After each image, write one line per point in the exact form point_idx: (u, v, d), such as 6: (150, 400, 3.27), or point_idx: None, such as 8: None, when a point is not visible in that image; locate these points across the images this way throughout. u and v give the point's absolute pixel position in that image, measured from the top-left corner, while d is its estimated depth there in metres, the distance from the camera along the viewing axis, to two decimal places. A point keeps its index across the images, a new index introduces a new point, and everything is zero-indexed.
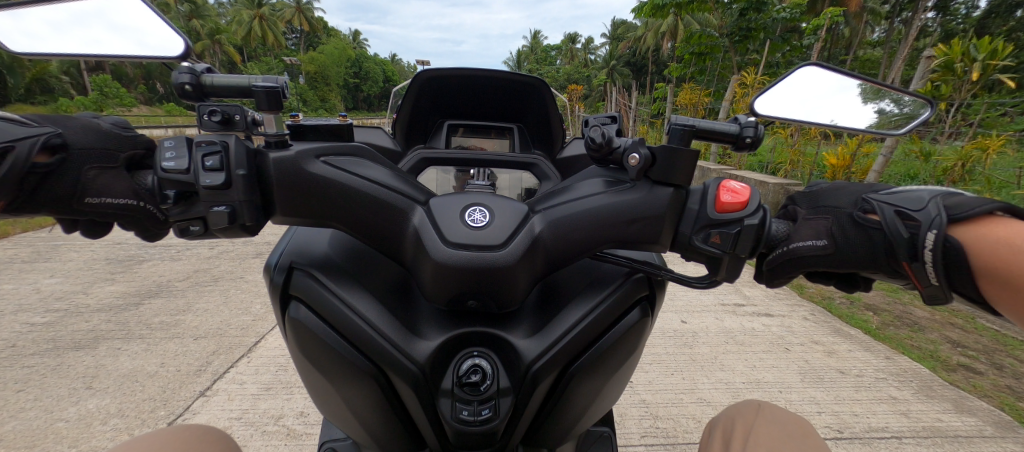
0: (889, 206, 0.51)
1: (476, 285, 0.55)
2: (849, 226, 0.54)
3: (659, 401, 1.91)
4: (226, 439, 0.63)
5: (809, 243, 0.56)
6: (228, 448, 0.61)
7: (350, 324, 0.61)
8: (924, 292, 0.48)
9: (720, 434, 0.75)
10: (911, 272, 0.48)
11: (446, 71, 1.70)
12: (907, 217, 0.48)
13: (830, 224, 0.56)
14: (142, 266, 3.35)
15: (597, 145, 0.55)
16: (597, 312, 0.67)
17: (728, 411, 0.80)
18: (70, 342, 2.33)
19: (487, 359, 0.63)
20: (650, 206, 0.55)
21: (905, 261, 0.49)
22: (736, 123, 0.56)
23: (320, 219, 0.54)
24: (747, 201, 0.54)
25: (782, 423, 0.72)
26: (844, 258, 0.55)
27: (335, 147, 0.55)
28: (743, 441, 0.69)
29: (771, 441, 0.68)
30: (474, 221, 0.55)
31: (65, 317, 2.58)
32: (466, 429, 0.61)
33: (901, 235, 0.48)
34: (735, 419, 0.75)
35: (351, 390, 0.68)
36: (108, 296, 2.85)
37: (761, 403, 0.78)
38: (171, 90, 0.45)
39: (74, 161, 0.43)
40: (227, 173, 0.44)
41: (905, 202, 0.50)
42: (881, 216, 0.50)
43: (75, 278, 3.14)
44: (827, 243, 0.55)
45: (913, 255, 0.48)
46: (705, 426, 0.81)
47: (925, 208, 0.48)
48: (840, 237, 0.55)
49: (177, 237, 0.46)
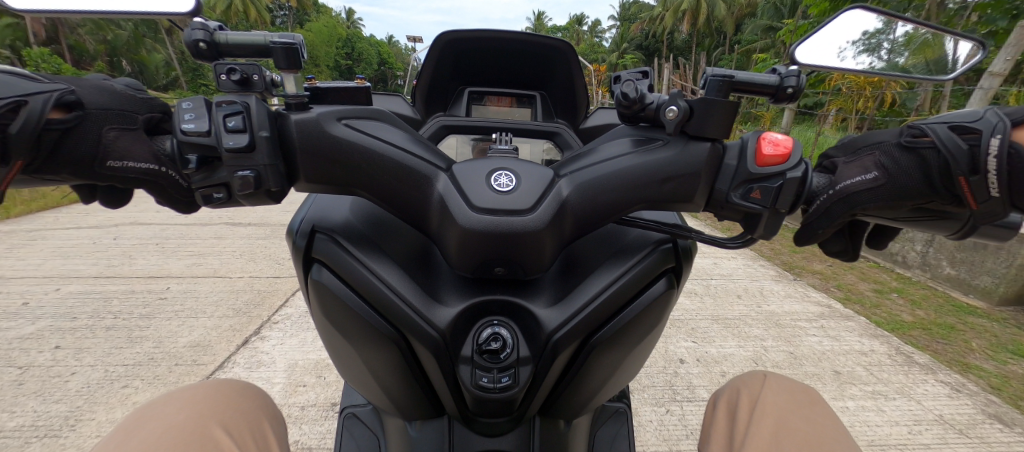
0: (941, 124, 0.48)
1: (501, 251, 0.54)
2: (899, 153, 0.52)
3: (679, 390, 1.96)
4: (236, 394, 0.63)
5: (858, 179, 0.53)
6: (239, 403, 0.61)
7: (373, 289, 0.61)
8: (981, 214, 0.45)
9: (724, 402, 0.73)
10: (968, 190, 0.45)
11: (467, 33, 1.65)
12: (966, 130, 0.46)
13: (878, 157, 0.54)
14: (174, 259, 3.47)
15: (629, 101, 0.52)
16: (622, 282, 0.65)
17: (733, 382, 0.77)
18: (114, 335, 2.44)
19: (507, 328, 0.62)
20: (685, 162, 0.52)
21: (962, 179, 0.45)
22: (776, 74, 0.51)
23: (342, 184, 0.53)
24: (790, 153, 0.50)
25: (790, 393, 0.69)
26: (897, 188, 0.51)
27: (356, 109, 0.53)
28: (750, 408, 0.68)
29: (779, 408, 0.67)
30: (500, 185, 0.53)
31: (120, 303, 2.76)
32: (485, 395, 0.61)
33: (960, 148, 0.45)
34: (740, 387, 0.73)
35: (373, 354, 0.69)
36: (145, 289, 2.97)
37: (767, 373, 0.75)
38: (184, 48, 0.43)
39: (92, 120, 0.42)
40: (250, 135, 0.42)
41: (959, 118, 0.47)
42: (934, 135, 0.48)
43: (125, 263, 3.32)
44: (877, 175, 0.52)
45: (973, 168, 0.45)
46: (709, 399, 0.79)
47: (983, 117, 0.45)
48: (891, 167, 0.52)
49: (201, 204, 0.45)
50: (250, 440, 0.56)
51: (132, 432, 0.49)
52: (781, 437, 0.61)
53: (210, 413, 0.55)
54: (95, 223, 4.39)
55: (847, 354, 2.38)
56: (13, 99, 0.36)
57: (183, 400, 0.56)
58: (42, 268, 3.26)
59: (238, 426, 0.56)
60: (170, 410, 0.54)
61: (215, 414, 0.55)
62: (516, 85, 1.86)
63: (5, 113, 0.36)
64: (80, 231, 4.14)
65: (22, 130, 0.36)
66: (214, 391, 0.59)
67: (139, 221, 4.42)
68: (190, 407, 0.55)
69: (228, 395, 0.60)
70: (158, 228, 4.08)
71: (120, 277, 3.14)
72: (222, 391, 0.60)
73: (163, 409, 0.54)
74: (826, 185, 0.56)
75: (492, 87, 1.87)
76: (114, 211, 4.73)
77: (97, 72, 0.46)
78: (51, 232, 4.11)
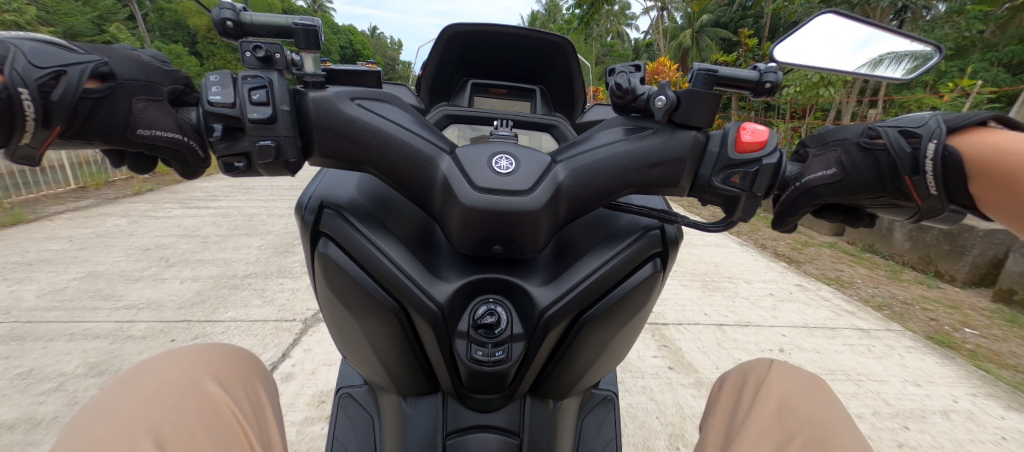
0: (891, 128, 0.52)
1: (499, 228, 0.57)
2: (856, 152, 0.55)
3: (673, 387, 2.06)
4: (237, 353, 0.66)
5: (820, 174, 0.57)
6: (238, 364, 0.64)
7: (376, 262, 0.64)
8: (924, 207, 0.50)
9: (731, 383, 0.78)
10: (912, 187, 0.50)
11: (470, 27, 1.71)
12: (910, 134, 0.51)
13: (839, 155, 0.57)
14: (167, 258, 3.47)
15: (622, 91, 0.56)
16: (612, 264, 0.69)
17: (740, 366, 0.81)
18: (112, 327, 2.45)
19: (501, 306, 0.66)
20: (672, 149, 0.56)
21: (906, 177, 0.50)
22: (756, 70, 0.55)
23: (354, 162, 0.57)
24: (766, 142, 0.55)
25: (795, 377, 0.73)
26: (854, 186, 0.55)
27: (367, 91, 0.57)
28: (756, 390, 0.72)
29: (784, 391, 0.70)
30: (501, 167, 0.57)
31: (121, 298, 2.78)
32: (480, 368, 0.65)
33: (903, 152, 0.50)
34: (749, 370, 0.77)
35: (374, 327, 0.72)
36: (138, 285, 2.97)
37: (773, 360, 0.79)
38: (213, 26, 0.46)
39: (122, 91, 0.45)
40: (273, 108, 0.46)
41: (906, 122, 0.51)
42: (886, 138, 0.51)
43: (128, 262, 3.36)
44: (836, 172, 0.56)
45: (914, 169, 0.50)
46: (714, 381, 0.83)
47: (926, 123, 0.50)
48: (848, 165, 0.55)
49: (222, 173, 0.49)
50: (243, 396, 0.60)
51: (128, 385, 0.51)
52: (783, 418, 0.66)
53: (204, 369, 0.58)
54: (89, 222, 4.38)
55: (838, 347, 2.39)
56: (53, 69, 0.39)
57: (177, 357, 0.58)
58: (45, 265, 3.29)
59: (232, 382, 0.60)
60: (165, 366, 0.56)
61: (211, 370, 0.58)
62: (517, 78, 1.90)
63: (46, 82, 0.39)
64: (71, 230, 4.13)
65: (62, 98, 0.39)
66: (206, 350, 0.62)
67: (136, 220, 4.44)
68: (186, 363, 0.57)
69: (221, 354, 0.63)
70: (156, 230, 4.09)
71: (115, 273, 3.15)
72: (214, 350, 0.63)
73: (160, 364, 0.56)
74: (796, 175, 0.59)
75: (493, 78, 1.91)
76: (118, 212, 4.75)
77: (125, 43, 0.49)
78: (45, 231, 4.10)
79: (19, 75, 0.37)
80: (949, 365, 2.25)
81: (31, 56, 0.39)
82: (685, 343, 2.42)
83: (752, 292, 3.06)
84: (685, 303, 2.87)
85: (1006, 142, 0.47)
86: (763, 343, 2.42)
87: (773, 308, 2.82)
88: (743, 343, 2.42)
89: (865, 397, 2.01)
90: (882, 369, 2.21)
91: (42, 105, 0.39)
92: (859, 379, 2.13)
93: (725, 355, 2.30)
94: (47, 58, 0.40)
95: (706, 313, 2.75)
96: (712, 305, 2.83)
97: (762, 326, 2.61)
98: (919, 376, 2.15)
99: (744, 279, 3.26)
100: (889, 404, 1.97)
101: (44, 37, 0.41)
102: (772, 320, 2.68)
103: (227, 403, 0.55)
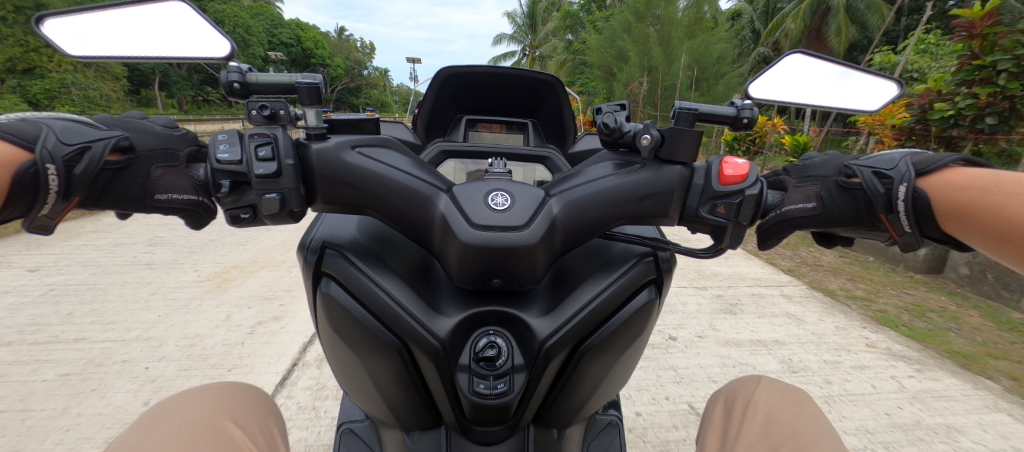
0: (866, 167, 0.50)
1: (497, 263, 0.59)
2: (834, 188, 0.54)
3: (672, 385, 2.06)
4: (253, 391, 0.68)
5: (799, 206, 0.55)
6: (252, 400, 0.65)
7: (377, 300, 0.66)
8: (900, 242, 0.49)
9: (722, 399, 0.78)
10: (887, 224, 0.49)
11: (465, 69, 1.75)
12: (883, 176, 0.49)
13: (818, 189, 0.55)
14: (149, 256, 3.28)
15: (609, 130, 0.59)
16: (608, 292, 0.71)
17: (730, 383, 0.82)
18: (99, 323, 2.38)
19: (502, 337, 0.67)
20: (659, 182, 0.59)
21: (883, 215, 0.49)
22: (733, 106, 0.59)
23: (356, 206, 0.59)
24: (747, 174, 0.57)
25: (781, 393, 0.74)
26: (832, 219, 0.54)
27: (366, 138, 0.60)
28: (745, 407, 0.73)
29: (771, 406, 0.72)
30: (497, 204, 0.59)
31: (109, 293, 2.71)
32: (482, 401, 0.66)
33: (877, 192, 0.48)
34: (738, 387, 0.78)
35: (375, 363, 0.72)
36: (116, 287, 2.78)
37: (761, 376, 0.80)
38: (221, 88, 0.49)
39: (142, 161, 0.47)
40: (278, 163, 0.48)
41: (879, 163, 0.50)
42: (861, 178, 0.50)
43: (119, 256, 3.28)
44: (815, 205, 0.54)
45: (889, 207, 0.48)
46: (708, 398, 0.84)
47: (896, 166, 0.48)
48: (827, 199, 0.54)
49: (229, 224, 0.51)
50: (259, 434, 0.60)
51: (150, 427, 0.53)
52: (770, 431, 0.67)
53: (222, 411, 0.58)
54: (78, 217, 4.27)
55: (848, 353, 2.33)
56: (78, 146, 0.41)
57: (195, 399, 0.59)
58: (33, 256, 3.20)
59: (246, 419, 0.60)
60: (183, 408, 0.57)
61: (228, 412, 0.59)
62: (509, 114, 1.96)
63: (72, 158, 0.41)
64: (46, 226, 3.91)
65: (85, 173, 0.41)
66: (216, 390, 0.62)
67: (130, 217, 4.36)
68: (202, 404, 0.58)
69: (232, 393, 0.63)
70: (149, 224, 4.00)
71: (94, 273, 2.97)
72: (227, 390, 0.63)
73: (175, 407, 0.57)
74: (776, 203, 0.58)
75: (485, 116, 1.97)
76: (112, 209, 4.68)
77: (135, 112, 0.50)
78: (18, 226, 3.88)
79: (47, 151, 0.39)
80: (954, 366, 2.23)
81: (61, 133, 0.41)
82: (689, 342, 2.42)
83: (753, 293, 3.07)
84: (688, 303, 2.87)
85: (970, 181, 0.44)
86: (767, 345, 2.40)
87: (773, 308, 2.82)
88: (746, 343, 2.42)
89: (871, 397, 2.00)
90: (888, 369, 2.21)
91: (64, 178, 0.40)
92: (866, 379, 2.13)
93: (728, 356, 2.30)
94: (75, 138, 0.41)
95: (709, 312, 2.75)
96: (714, 305, 2.84)
97: (764, 325, 2.63)
98: (921, 376, 2.15)
99: (745, 282, 3.26)
100: (897, 402, 1.96)
101: (70, 116, 0.44)
102: (773, 320, 2.69)
103: (245, 440, 0.56)
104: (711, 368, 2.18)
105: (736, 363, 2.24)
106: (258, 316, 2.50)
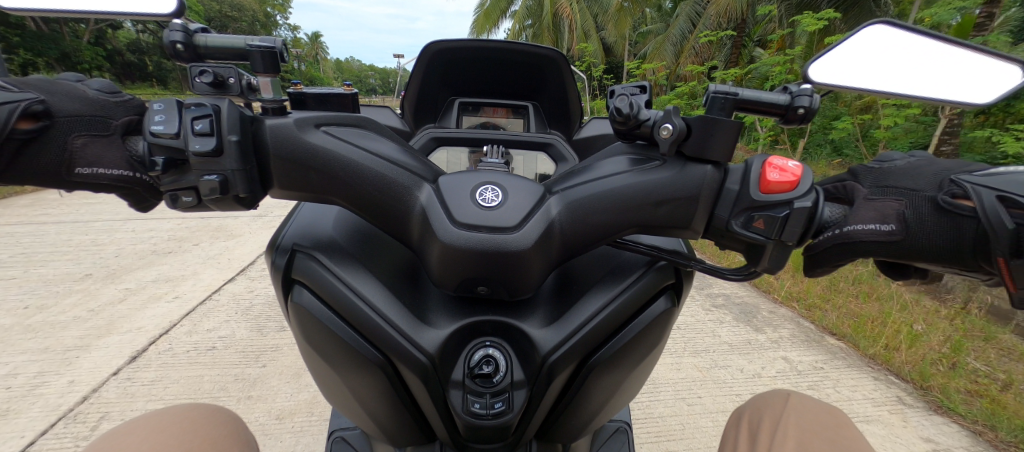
0: (983, 190, 0.42)
1: (491, 270, 0.50)
2: (929, 211, 0.46)
3: (673, 375, 2.00)
4: (228, 417, 0.59)
5: (871, 227, 0.48)
6: (227, 427, 0.57)
7: (354, 310, 0.57)
8: (1015, 295, 0.40)
9: (745, 421, 0.65)
10: (1006, 271, 0.40)
11: (456, 44, 1.62)
12: (1014, 205, 0.39)
13: (901, 207, 0.47)
14: (135, 249, 3.20)
15: (622, 118, 0.50)
16: (620, 301, 0.62)
17: (753, 400, 0.68)
18: (96, 311, 2.38)
19: (499, 350, 0.59)
20: (682, 185, 0.50)
21: (1001, 259, 0.40)
22: (788, 93, 0.49)
23: (322, 196, 0.50)
24: (797, 182, 0.48)
25: (816, 417, 0.61)
26: (916, 248, 0.46)
27: (338, 118, 0.51)
28: (771, 434, 0.60)
29: (802, 433, 0.59)
30: (486, 201, 0.50)
31: (110, 280, 2.72)
32: (477, 423, 0.57)
33: (1001, 227, 0.39)
34: (763, 407, 0.65)
35: (356, 377, 0.64)
36: (101, 282, 2.71)
37: (789, 392, 0.67)
38: (163, 51, 0.41)
39: (58, 130, 0.41)
40: (218, 138, 0.39)
41: (1009, 186, 0.40)
42: (976, 203, 0.41)
43: (122, 243, 3.31)
44: (895, 229, 0.47)
45: (1014, 252, 0.39)
46: (728, 418, 0.70)
47: None
48: (914, 223, 0.46)
49: (169, 206, 0.42)
50: None
51: None
52: None
53: (178, 443, 0.50)
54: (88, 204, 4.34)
55: (870, 342, 2.19)
56: None
57: (146, 431, 0.51)
58: (40, 244, 3.25)
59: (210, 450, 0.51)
60: (132, 441, 0.49)
61: (186, 444, 0.50)
62: (507, 95, 1.86)
63: None
64: (46, 215, 3.91)
65: None
66: (180, 418, 0.54)
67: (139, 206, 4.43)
68: (156, 437, 0.50)
69: (197, 422, 0.54)
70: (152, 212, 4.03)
71: (85, 263, 2.95)
72: (190, 417, 0.55)
73: (127, 438, 0.49)
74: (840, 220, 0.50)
75: (484, 98, 1.88)
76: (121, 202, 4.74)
77: (70, 73, 0.44)
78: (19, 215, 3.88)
79: None
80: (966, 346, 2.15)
81: None
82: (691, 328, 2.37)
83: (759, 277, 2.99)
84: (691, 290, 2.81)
85: None
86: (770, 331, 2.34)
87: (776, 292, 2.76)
88: (748, 328, 2.37)
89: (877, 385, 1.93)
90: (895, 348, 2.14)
91: None
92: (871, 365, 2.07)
93: (726, 340, 2.27)
94: None
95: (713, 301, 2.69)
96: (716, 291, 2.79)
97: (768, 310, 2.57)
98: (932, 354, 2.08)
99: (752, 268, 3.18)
100: (899, 387, 1.92)
101: None
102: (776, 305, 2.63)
103: None
104: (711, 356, 2.14)
105: (736, 348, 2.20)
106: (254, 306, 2.48)
